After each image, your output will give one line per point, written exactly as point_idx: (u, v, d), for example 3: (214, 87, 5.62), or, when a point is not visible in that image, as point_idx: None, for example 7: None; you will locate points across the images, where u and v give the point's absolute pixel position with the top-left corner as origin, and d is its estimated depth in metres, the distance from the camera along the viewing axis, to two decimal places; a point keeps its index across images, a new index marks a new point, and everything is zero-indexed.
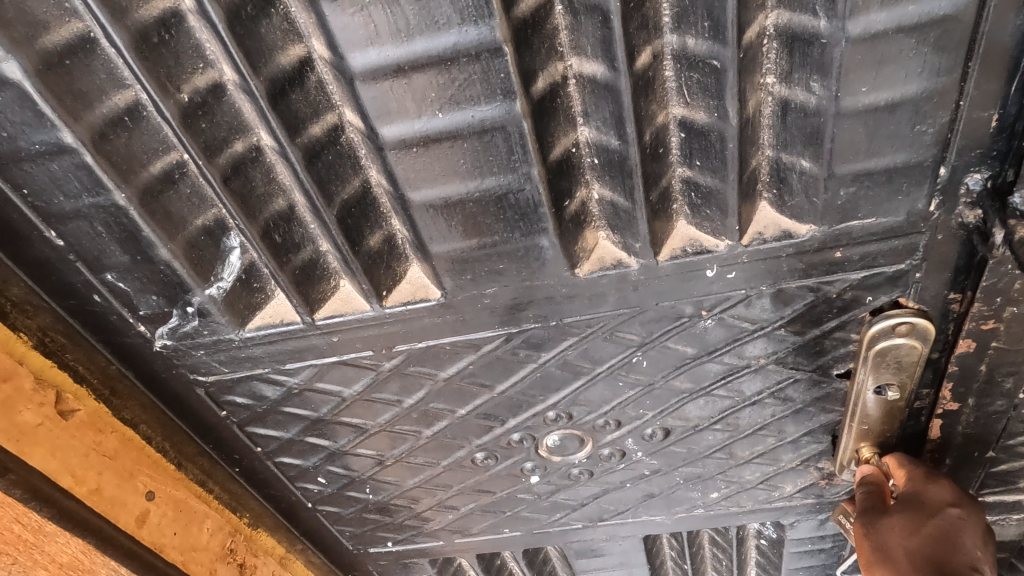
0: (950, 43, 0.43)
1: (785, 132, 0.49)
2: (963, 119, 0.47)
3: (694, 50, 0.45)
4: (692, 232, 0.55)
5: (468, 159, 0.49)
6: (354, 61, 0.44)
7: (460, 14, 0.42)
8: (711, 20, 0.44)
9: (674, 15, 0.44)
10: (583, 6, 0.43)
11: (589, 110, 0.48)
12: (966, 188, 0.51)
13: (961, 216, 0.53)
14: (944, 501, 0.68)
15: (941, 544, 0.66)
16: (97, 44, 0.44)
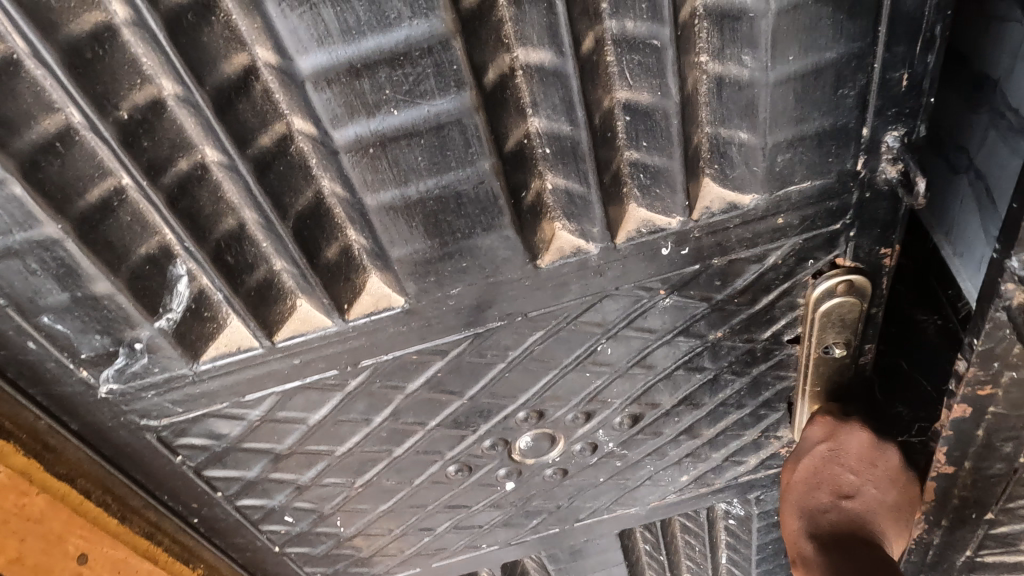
0: (863, 6, 0.47)
1: (717, 104, 0.53)
2: (877, 79, 0.51)
3: (633, 32, 0.47)
4: (646, 207, 0.58)
5: (426, 156, 0.48)
6: (301, 64, 0.43)
7: (410, 7, 0.41)
8: (648, 1, 0.45)
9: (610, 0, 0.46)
10: None
11: (535, 100, 0.50)
12: (886, 144, 0.55)
13: (881, 170, 0.57)
14: (814, 442, 0.71)
15: (811, 481, 0.71)
16: (22, 65, 0.41)
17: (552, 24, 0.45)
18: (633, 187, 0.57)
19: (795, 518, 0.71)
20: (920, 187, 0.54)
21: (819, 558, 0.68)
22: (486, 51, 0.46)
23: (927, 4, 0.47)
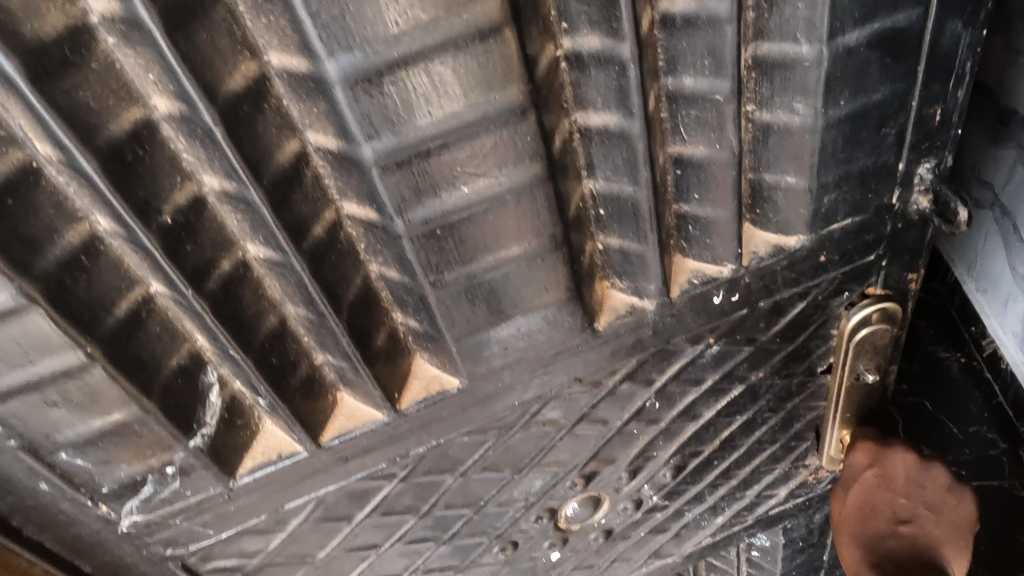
0: (906, 49, 0.48)
1: (764, 151, 0.52)
2: (915, 116, 0.52)
3: (690, 88, 0.47)
4: (696, 258, 0.57)
5: (492, 232, 0.46)
6: (363, 151, 0.39)
7: (489, 82, 0.39)
8: (711, 57, 0.45)
9: (666, 59, 0.46)
10: (592, 59, 0.43)
11: (590, 161, 0.48)
12: (918, 176, 0.56)
13: (911, 201, 0.58)
14: (859, 468, 0.73)
15: (865, 508, 0.73)
16: (45, 173, 0.37)
17: (619, 87, 0.43)
18: (681, 239, 0.56)
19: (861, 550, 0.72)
20: (963, 215, 0.55)
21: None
22: (551, 117, 0.44)
23: (960, 43, 0.49)
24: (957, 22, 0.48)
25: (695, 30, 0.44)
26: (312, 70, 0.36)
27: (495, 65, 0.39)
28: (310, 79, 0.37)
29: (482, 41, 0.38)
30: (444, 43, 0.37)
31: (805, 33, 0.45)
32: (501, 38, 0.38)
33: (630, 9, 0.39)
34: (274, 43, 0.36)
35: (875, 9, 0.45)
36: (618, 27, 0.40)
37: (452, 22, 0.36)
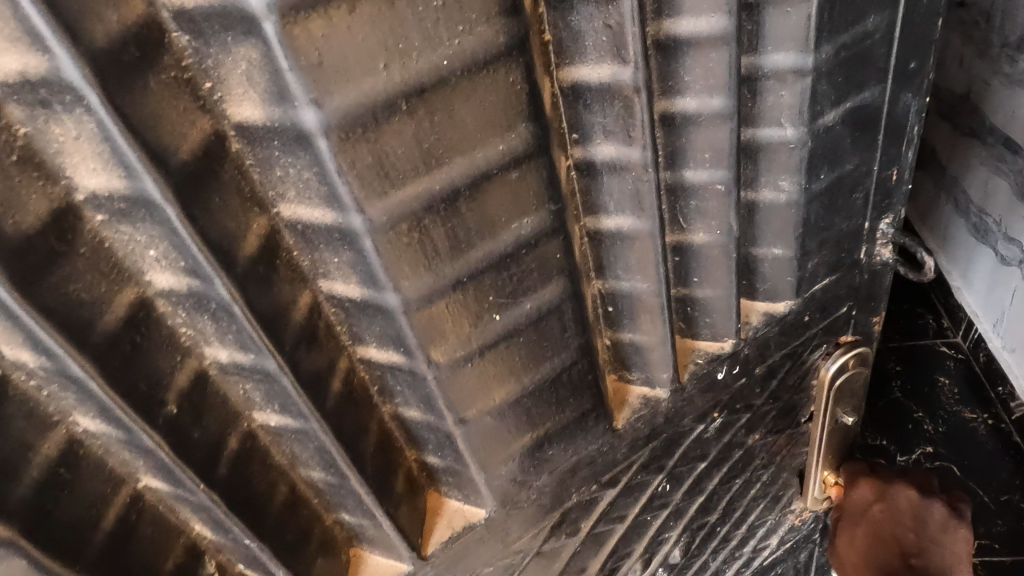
0: (869, 121, 0.51)
1: (752, 227, 0.53)
2: (877, 178, 0.55)
3: (691, 180, 0.46)
4: (700, 338, 0.56)
5: (523, 354, 0.42)
6: (391, 298, 0.35)
7: (521, 206, 0.36)
8: (712, 151, 0.45)
9: (666, 156, 0.46)
10: (604, 166, 0.42)
11: (600, 262, 0.47)
12: (881, 231, 0.60)
13: (875, 253, 0.61)
14: (866, 502, 0.77)
15: (876, 544, 0.77)
16: (15, 382, 0.30)
17: (636, 192, 0.42)
18: (683, 322, 0.55)
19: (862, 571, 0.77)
20: (930, 263, 0.59)
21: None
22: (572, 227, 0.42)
23: (910, 111, 0.53)
24: (908, 94, 0.52)
25: (695, 126, 0.44)
26: (339, 222, 0.32)
27: (527, 188, 0.36)
28: (335, 230, 0.33)
29: (516, 168, 0.35)
30: (480, 176, 0.34)
31: (789, 117, 0.46)
32: (533, 161, 0.36)
33: (649, 117, 0.39)
34: (291, 195, 0.32)
35: (846, 90, 0.47)
36: (635, 134, 0.39)
37: (486, 153, 0.33)
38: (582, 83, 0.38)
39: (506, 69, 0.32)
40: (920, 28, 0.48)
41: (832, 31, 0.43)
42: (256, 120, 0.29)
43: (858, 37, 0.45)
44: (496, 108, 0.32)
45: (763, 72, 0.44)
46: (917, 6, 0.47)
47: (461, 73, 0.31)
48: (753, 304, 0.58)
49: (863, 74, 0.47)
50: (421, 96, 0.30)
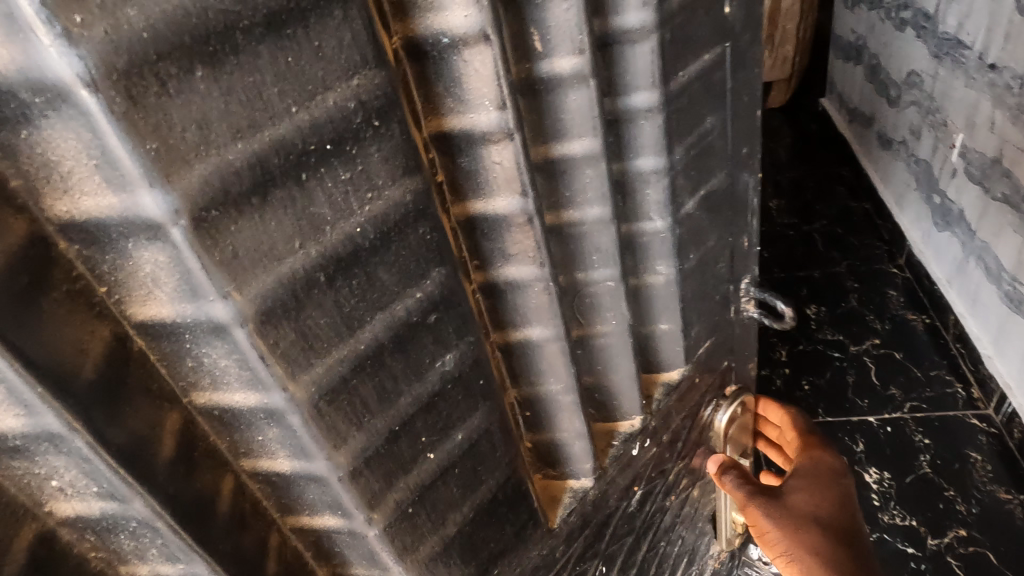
0: (720, 201, 0.55)
1: (641, 310, 0.55)
2: (732, 246, 0.60)
3: (584, 281, 0.45)
4: (616, 421, 0.56)
5: (460, 484, 0.41)
6: (320, 465, 0.33)
7: (441, 343, 0.36)
8: (598, 251, 0.44)
9: (561, 261, 0.44)
10: (505, 286, 0.39)
11: (514, 374, 0.45)
12: (743, 290, 0.65)
13: (742, 308, 0.67)
14: (840, 470, 0.65)
15: (838, 509, 0.62)
16: None
17: (540, 309, 0.40)
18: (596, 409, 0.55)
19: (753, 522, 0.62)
20: (787, 311, 0.65)
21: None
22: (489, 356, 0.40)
23: (751, 188, 0.60)
24: (748, 175, 0.58)
25: (582, 232, 0.43)
26: (264, 402, 0.30)
27: (447, 326, 0.36)
28: (258, 411, 0.31)
29: (434, 311, 0.35)
30: (401, 325, 0.33)
31: (656, 211, 0.48)
32: (450, 298, 0.35)
33: (545, 240, 0.37)
34: (206, 383, 0.30)
35: (699, 180, 0.51)
36: (529, 255, 0.37)
37: (404, 302, 0.33)
38: (477, 213, 0.36)
39: (415, 224, 0.32)
40: (745, 117, 0.54)
41: (682, 133, 0.46)
42: (165, 317, 0.27)
43: (702, 135, 0.48)
44: (408, 261, 0.32)
45: (632, 175, 0.46)
46: (741, 100, 0.52)
47: (374, 236, 0.30)
48: (653, 378, 0.61)
49: (709, 162, 0.51)
50: (338, 265, 0.29)
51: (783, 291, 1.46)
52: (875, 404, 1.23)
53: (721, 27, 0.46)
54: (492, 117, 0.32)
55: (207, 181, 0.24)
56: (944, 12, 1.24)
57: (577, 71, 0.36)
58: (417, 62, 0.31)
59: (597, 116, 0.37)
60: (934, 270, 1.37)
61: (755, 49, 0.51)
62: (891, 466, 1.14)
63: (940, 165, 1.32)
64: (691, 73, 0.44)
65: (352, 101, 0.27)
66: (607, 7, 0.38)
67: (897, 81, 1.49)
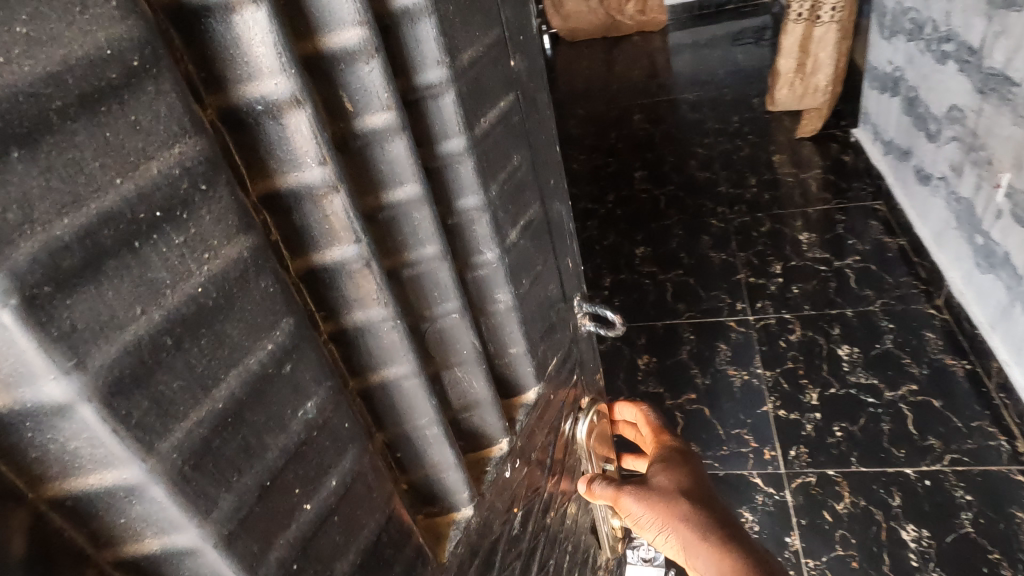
0: (539, 230, 0.56)
1: (487, 340, 0.54)
2: (557, 272, 0.62)
3: (428, 317, 0.46)
4: (486, 447, 0.55)
5: (342, 529, 0.40)
6: (189, 536, 0.32)
7: (297, 389, 0.36)
8: (435, 287, 0.45)
9: (404, 303, 0.44)
10: (357, 331, 0.40)
11: (378, 417, 0.45)
12: (576, 308, 0.70)
13: (577, 324, 0.70)
14: (684, 447, 0.74)
15: (695, 476, 0.69)
16: None
17: (393, 349, 0.41)
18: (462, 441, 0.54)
19: (627, 512, 0.68)
20: (615, 318, 0.70)
21: (700, 556, 0.64)
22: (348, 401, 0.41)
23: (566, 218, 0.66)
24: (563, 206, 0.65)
25: (418, 273, 0.44)
26: (120, 480, 0.29)
27: (304, 372, 0.37)
28: (115, 491, 0.30)
29: (288, 360, 0.36)
30: (257, 376, 0.34)
31: (482, 243, 0.48)
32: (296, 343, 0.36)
33: (384, 280, 0.39)
34: (54, 473, 0.29)
35: (516, 211, 0.51)
36: (371, 297, 0.39)
37: (258, 355, 0.34)
38: (318, 264, 0.37)
39: (257, 278, 0.33)
40: (541, 154, 0.57)
41: (491, 170, 0.47)
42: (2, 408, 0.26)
43: (511, 173, 0.50)
44: (253, 315, 0.33)
45: (457, 217, 0.46)
46: (535, 138, 0.55)
47: (217, 294, 0.31)
48: (514, 403, 0.59)
49: (521, 198, 0.52)
50: (185, 324, 0.30)
51: (815, 332, 1.78)
52: (912, 455, 1.46)
53: (508, 79, 0.48)
54: (316, 173, 0.34)
55: (35, 256, 0.24)
56: (988, 49, 1.39)
57: (389, 124, 0.37)
58: (237, 132, 0.32)
59: (414, 163, 0.39)
60: (976, 313, 1.61)
61: (543, 95, 0.57)
62: (932, 527, 1.34)
63: (987, 218, 1.49)
64: (491, 117, 0.46)
65: (176, 168, 0.29)
66: (406, 67, 0.39)
67: (938, 116, 1.67)
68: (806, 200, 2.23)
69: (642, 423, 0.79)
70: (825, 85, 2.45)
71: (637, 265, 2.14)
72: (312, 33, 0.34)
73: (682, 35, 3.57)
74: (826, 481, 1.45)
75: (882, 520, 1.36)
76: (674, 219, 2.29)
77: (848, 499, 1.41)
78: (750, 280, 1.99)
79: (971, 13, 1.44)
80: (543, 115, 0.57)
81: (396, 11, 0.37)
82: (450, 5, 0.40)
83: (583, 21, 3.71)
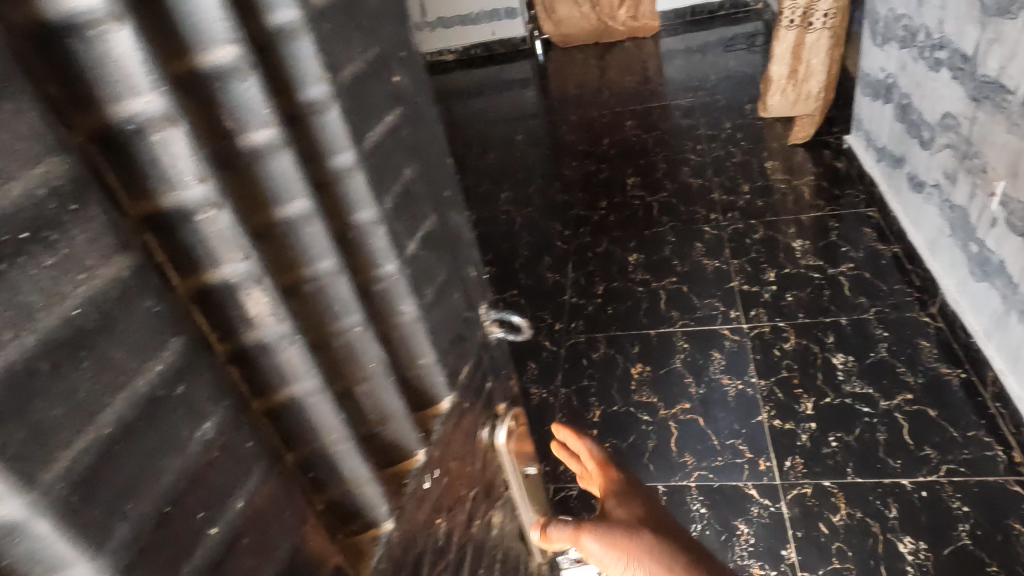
0: (438, 240, 0.53)
1: (395, 353, 0.51)
2: (462, 280, 0.59)
3: (335, 335, 0.43)
4: (403, 461, 0.53)
5: (254, 555, 0.37)
6: (82, 572, 0.28)
7: (194, 411, 0.34)
8: (337, 304, 0.42)
9: (307, 324, 0.41)
10: (254, 351, 0.37)
11: (290, 438, 0.42)
12: (482, 317, 0.66)
13: (486, 331, 0.67)
14: (635, 479, 0.71)
15: (652, 507, 0.66)
16: None
17: (294, 365, 0.39)
18: (376, 456, 0.51)
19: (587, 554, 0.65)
20: (523, 323, 0.68)
21: None
22: (250, 419, 0.38)
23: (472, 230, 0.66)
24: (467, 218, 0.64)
25: (319, 291, 0.41)
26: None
27: (201, 393, 0.34)
28: None
29: (182, 381, 0.33)
30: (148, 402, 0.31)
31: (381, 257, 0.45)
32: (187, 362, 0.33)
33: (279, 297, 0.37)
34: None
35: (412, 223, 0.48)
36: (267, 315, 0.37)
37: (147, 377, 0.31)
38: (207, 284, 0.34)
39: (140, 298, 0.30)
40: (436, 166, 0.53)
41: (384, 183, 0.44)
42: None
43: (404, 186, 0.47)
44: (138, 337, 0.30)
45: (358, 233, 0.43)
46: (429, 151, 0.52)
47: (98, 315, 0.28)
48: (426, 414, 0.57)
49: (417, 208, 0.49)
50: (61, 346, 0.27)
51: (811, 339, 1.76)
52: (908, 465, 1.43)
53: (395, 94, 0.45)
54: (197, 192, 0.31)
55: None
56: (982, 56, 1.37)
57: (271, 142, 0.34)
58: (107, 152, 0.29)
59: (302, 178, 0.36)
60: (971, 322, 1.57)
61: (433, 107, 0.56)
62: (929, 537, 1.31)
63: (982, 225, 1.47)
64: (378, 133, 0.43)
65: (41, 188, 0.26)
66: (287, 84, 0.36)
67: (931, 123, 1.64)
68: (800, 206, 2.21)
69: (568, 457, 0.76)
70: (817, 93, 2.45)
71: (631, 272, 2.12)
72: (177, 52, 0.31)
73: (673, 41, 3.56)
74: (821, 493, 1.42)
75: (879, 531, 1.34)
76: (669, 224, 2.28)
77: (844, 510, 1.38)
78: (744, 287, 1.96)
79: (965, 20, 1.42)
80: (438, 127, 0.54)
81: (270, 31, 0.34)
82: (328, 21, 0.37)
83: (574, 27, 3.73)
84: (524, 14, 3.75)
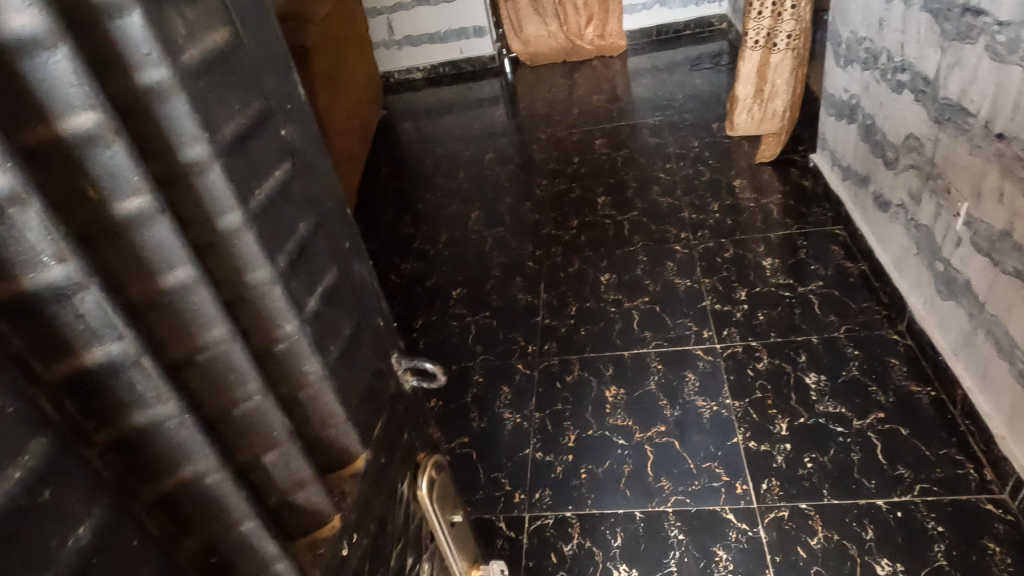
0: (342, 294, 0.52)
1: (298, 416, 0.49)
2: (370, 335, 0.56)
3: (230, 402, 0.42)
4: (316, 529, 0.50)
5: None
6: None
7: (65, 515, 0.31)
8: (231, 372, 0.42)
9: (195, 392, 0.41)
10: (140, 433, 0.36)
11: (186, 523, 0.40)
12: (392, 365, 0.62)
13: (401, 380, 0.64)
14: None
15: None
16: None
17: (186, 444, 0.38)
18: (284, 525, 0.49)
19: None
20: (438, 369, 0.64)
21: None
22: (135, 511, 0.36)
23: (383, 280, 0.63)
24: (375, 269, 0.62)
25: (209, 357, 0.40)
26: None
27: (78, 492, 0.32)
28: None
29: (48, 487, 0.30)
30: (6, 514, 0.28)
31: (280, 318, 0.44)
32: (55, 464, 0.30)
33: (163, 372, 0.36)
34: None
35: (310, 279, 0.47)
36: (152, 393, 0.36)
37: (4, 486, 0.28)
38: (81, 368, 0.33)
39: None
40: (335, 220, 0.52)
41: (277, 239, 0.44)
42: None
43: (300, 243, 0.46)
44: None
45: (253, 296, 0.43)
46: (325, 208, 0.51)
47: None
48: (340, 474, 0.54)
49: (316, 263, 0.48)
50: None
51: (783, 358, 1.75)
52: (882, 484, 1.42)
53: (284, 145, 0.45)
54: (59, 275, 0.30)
55: None
56: (942, 78, 1.38)
57: (145, 210, 0.35)
58: None
59: (183, 246, 0.37)
60: (940, 340, 1.57)
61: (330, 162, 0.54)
62: (906, 559, 1.29)
63: (947, 245, 1.47)
64: (267, 190, 0.43)
65: None
66: (163, 145, 0.36)
67: (895, 144, 1.65)
68: (767, 224, 2.21)
69: None
70: (782, 113, 2.46)
71: (603, 292, 2.10)
72: (40, 124, 0.31)
73: (640, 60, 3.57)
74: (799, 515, 1.40)
75: (857, 554, 1.32)
76: (639, 243, 2.26)
77: (821, 533, 1.36)
78: (715, 306, 1.95)
79: (926, 44, 1.43)
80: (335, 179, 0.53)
81: (142, 88, 0.34)
82: (207, 77, 0.37)
83: (542, 46, 3.75)
84: (491, 32, 3.74)
